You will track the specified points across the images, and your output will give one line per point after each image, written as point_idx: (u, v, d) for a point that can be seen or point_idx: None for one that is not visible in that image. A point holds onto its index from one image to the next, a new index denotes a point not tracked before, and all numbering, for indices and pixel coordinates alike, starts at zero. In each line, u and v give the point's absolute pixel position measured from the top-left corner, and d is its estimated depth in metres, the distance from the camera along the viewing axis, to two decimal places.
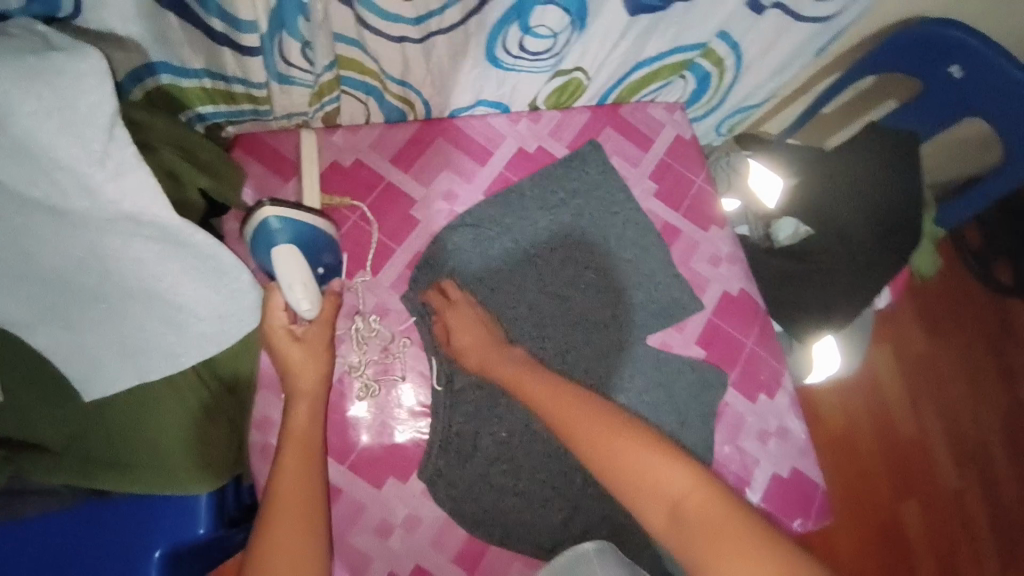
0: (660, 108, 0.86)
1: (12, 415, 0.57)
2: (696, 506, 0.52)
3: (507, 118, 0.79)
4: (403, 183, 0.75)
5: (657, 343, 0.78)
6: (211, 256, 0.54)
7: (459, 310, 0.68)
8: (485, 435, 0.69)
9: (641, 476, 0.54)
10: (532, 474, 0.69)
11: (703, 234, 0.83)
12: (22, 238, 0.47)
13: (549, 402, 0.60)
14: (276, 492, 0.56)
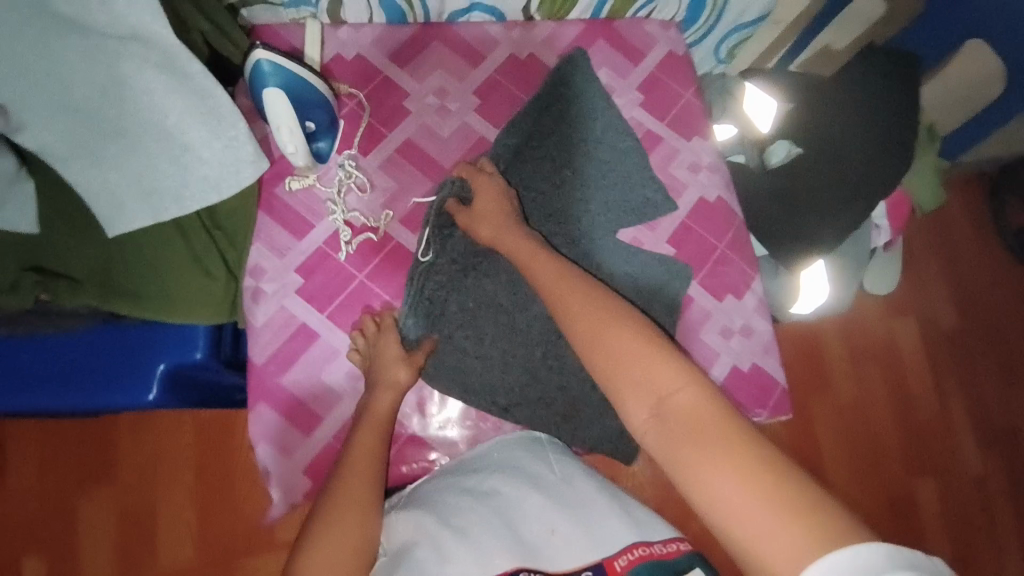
0: (655, 24, 0.88)
1: (47, 246, 0.67)
2: (686, 402, 0.52)
3: (502, 26, 0.84)
4: (398, 78, 0.81)
5: (628, 238, 0.82)
6: (208, 96, 0.63)
7: (485, 196, 0.73)
8: (452, 303, 0.75)
9: (633, 367, 0.54)
10: (501, 342, 0.76)
11: (685, 143, 0.85)
12: (52, 63, 0.55)
13: (555, 293, 0.63)
14: (353, 451, 0.64)
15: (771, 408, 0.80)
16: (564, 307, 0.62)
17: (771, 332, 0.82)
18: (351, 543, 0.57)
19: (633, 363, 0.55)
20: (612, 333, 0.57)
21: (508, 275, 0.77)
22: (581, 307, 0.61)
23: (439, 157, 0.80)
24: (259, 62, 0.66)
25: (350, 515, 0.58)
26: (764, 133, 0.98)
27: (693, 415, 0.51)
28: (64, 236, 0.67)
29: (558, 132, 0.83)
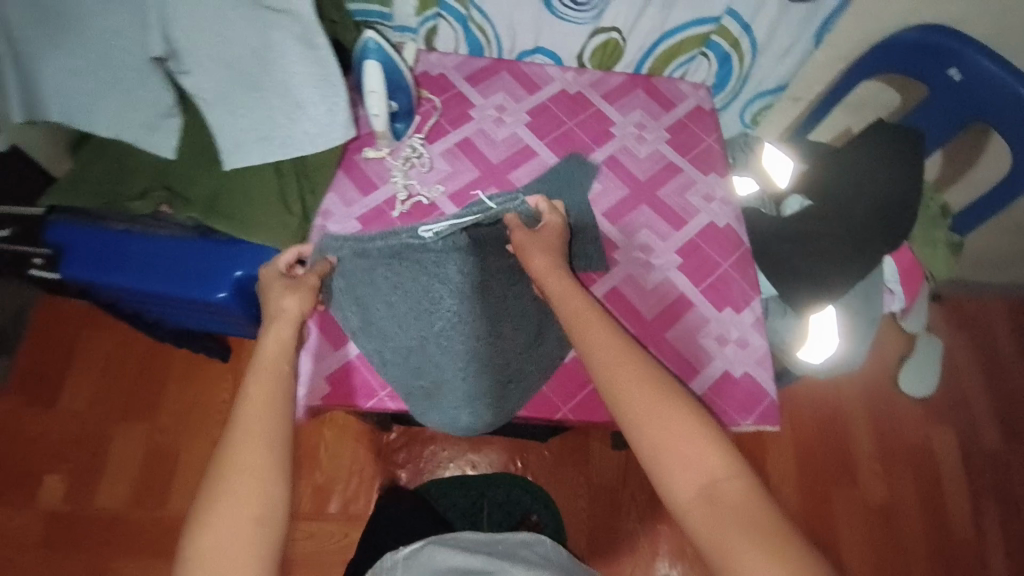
0: (688, 84, 1.04)
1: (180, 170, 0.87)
2: (731, 491, 0.55)
3: (559, 68, 1.03)
4: (468, 93, 1.00)
5: (641, 246, 0.91)
6: (324, 63, 0.82)
7: (548, 231, 0.80)
8: (381, 265, 0.81)
9: (682, 445, 0.58)
10: (422, 305, 0.82)
11: (701, 177, 0.97)
12: (221, 25, 0.76)
13: (605, 355, 0.65)
14: (239, 426, 0.60)
15: (757, 417, 0.81)
16: (616, 390, 0.63)
17: (767, 348, 0.86)
18: (252, 506, 0.55)
19: (686, 446, 0.58)
20: (664, 416, 0.60)
21: (452, 256, 0.81)
22: (636, 387, 0.62)
23: (489, 155, 0.95)
24: (367, 41, 0.84)
25: (251, 484, 0.56)
26: (783, 188, 1.07)
27: (742, 504, 0.54)
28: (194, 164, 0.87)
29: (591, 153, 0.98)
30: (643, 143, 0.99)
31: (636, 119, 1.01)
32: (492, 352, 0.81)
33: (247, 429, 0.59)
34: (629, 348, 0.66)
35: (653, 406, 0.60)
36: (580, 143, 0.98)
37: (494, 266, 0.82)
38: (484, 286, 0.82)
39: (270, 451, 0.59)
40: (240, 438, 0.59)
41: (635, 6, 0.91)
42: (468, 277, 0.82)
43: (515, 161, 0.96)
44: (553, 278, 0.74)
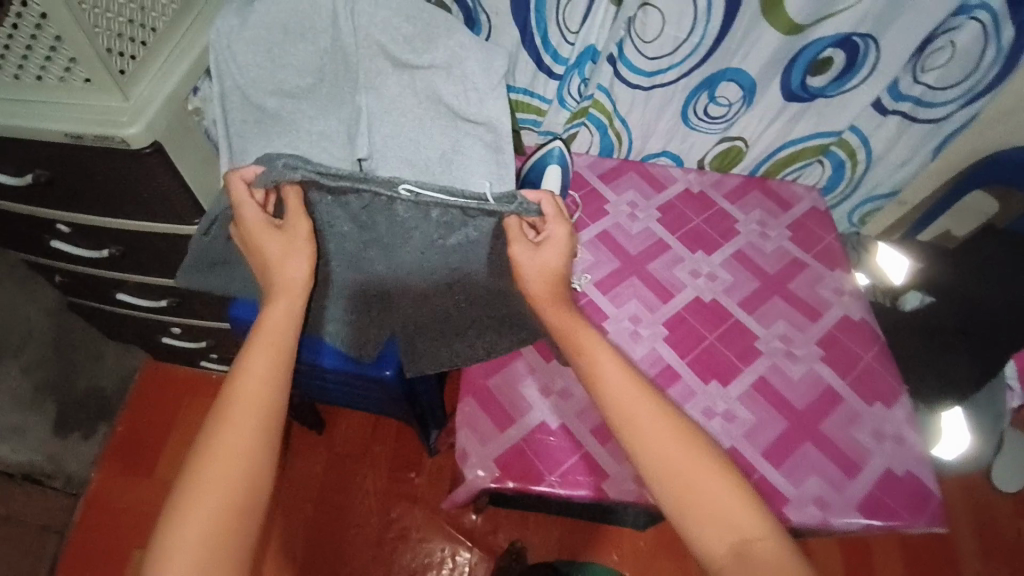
0: (800, 186, 1.12)
1: None
2: (762, 549, 0.52)
3: (681, 168, 1.12)
4: (602, 190, 1.08)
5: (782, 336, 0.92)
6: (504, 166, 0.85)
7: (550, 248, 0.68)
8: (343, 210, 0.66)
9: (710, 497, 0.54)
10: (344, 243, 0.72)
11: (829, 271, 1.01)
12: (417, 132, 0.84)
13: (620, 389, 0.60)
14: (232, 396, 0.58)
15: (930, 518, 0.80)
16: (633, 432, 0.57)
17: (924, 447, 0.86)
18: (234, 486, 0.54)
19: (710, 496, 0.54)
20: (688, 465, 0.56)
21: (409, 225, 0.68)
22: (654, 428, 0.57)
23: (626, 247, 1.01)
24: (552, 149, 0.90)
25: (235, 468, 0.54)
26: (897, 283, 1.10)
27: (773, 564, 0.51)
28: None
29: (721, 248, 1.03)
30: (767, 239, 1.05)
31: (757, 217, 1.07)
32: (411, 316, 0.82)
33: (242, 409, 0.57)
34: (647, 391, 0.60)
35: (674, 449, 0.56)
36: (710, 237, 1.04)
37: (472, 262, 0.73)
38: (435, 268, 0.74)
39: (263, 438, 0.57)
40: (232, 418, 0.56)
41: (766, 120, 1.01)
42: (423, 252, 0.72)
43: (651, 253, 1.01)
44: (552, 309, 0.67)
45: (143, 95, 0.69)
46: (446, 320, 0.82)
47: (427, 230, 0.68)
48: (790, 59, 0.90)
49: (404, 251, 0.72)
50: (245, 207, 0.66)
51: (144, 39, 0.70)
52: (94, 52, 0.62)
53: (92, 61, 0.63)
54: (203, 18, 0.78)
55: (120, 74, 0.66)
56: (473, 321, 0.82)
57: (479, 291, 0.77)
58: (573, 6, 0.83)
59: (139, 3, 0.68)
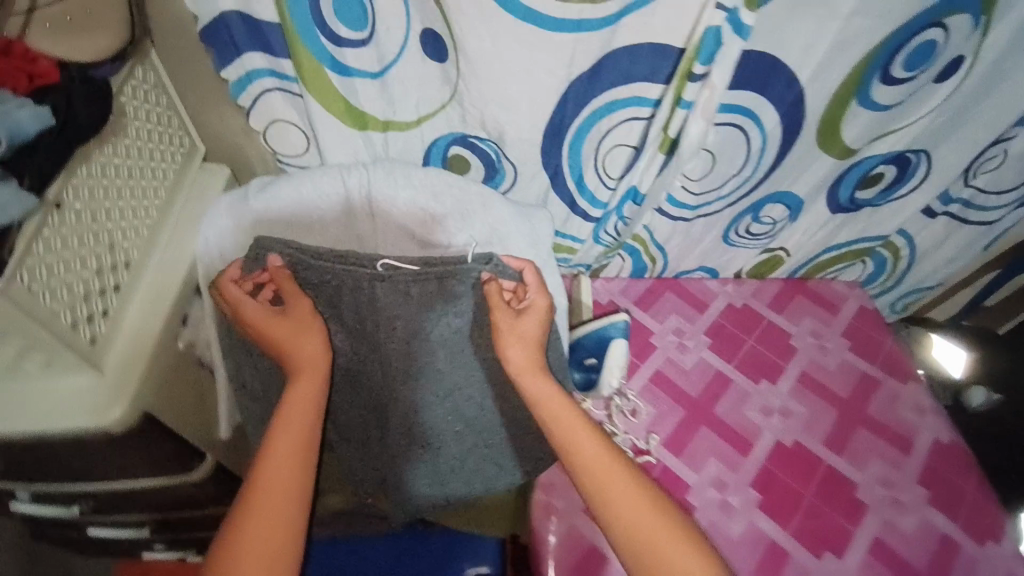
0: (840, 282, 1.05)
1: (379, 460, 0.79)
2: None
3: (718, 281, 1.03)
4: (643, 320, 0.98)
5: (880, 477, 0.85)
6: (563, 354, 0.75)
7: (528, 319, 0.61)
8: (346, 296, 0.62)
9: None
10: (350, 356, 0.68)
11: (902, 385, 0.94)
12: None
13: (593, 468, 0.56)
14: (254, 494, 0.52)
15: None
16: (607, 515, 0.54)
17: None
18: None
19: None
20: (660, 552, 0.52)
21: (394, 312, 0.63)
22: (629, 512, 0.54)
23: (687, 389, 0.90)
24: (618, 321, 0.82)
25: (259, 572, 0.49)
26: (959, 377, 1.04)
27: None
28: None
29: (784, 372, 0.93)
30: (828, 353, 0.96)
31: (810, 326, 1.00)
32: (395, 441, 0.72)
33: (265, 507, 0.51)
34: (626, 469, 0.56)
35: (648, 533, 0.53)
36: (770, 361, 0.94)
37: (467, 362, 0.69)
38: (426, 367, 0.68)
39: (289, 534, 0.51)
40: (253, 518, 0.51)
41: (813, 234, 0.94)
42: (408, 344, 0.66)
43: (715, 392, 0.90)
44: (532, 381, 0.60)
45: (121, 356, 0.54)
46: (439, 440, 0.72)
47: (406, 308, 0.63)
48: (835, 178, 0.83)
49: (393, 346, 0.66)
50: (246, 304, 0.58)
51: (116, 282, 0.54)
52: (60, 335, 0.47)
53: (50, 347, 0.47)
54: (185, 225, 0.64)
55: (91, 343, 0.51)
56: (469, 443, 0.73)
57: (474, 398, 0.71)
58: (615, 153, 0.73)
59: (111, 241, 0.53)
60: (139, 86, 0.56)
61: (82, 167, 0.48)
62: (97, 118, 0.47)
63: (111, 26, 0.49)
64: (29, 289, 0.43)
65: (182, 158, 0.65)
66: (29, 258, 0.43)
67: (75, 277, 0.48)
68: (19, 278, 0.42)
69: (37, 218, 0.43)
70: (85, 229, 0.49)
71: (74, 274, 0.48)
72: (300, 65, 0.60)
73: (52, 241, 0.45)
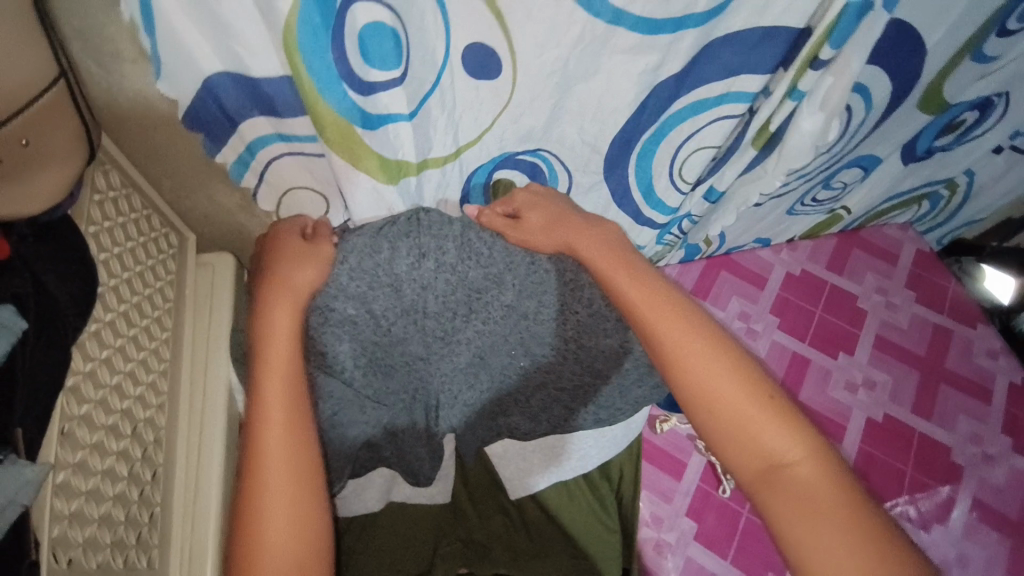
0: (893, 227, 0.99)
1: (460, 525, 0.70)
2: (800, 474, 0.44)
3: (772, 250, 0.94)
4: (704, 309, 0.90)
5: (970, 436, 0.83)
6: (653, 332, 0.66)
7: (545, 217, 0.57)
8: (376, 240, 0.52)
9: (739, 418, 0.46)
10: (376, 308, 0.54)
11: (973, 332, 0.91)
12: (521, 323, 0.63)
13: (643, 303, 0.52)
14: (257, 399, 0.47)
15: None
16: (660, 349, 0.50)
17: None
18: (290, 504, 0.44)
19: (743, 416, 0.46)
20: (714, 386, 0.47)
21: (436, 237, 0.53)
22: (686, 347, 0.49)
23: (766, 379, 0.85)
24: None
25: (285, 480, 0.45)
26: (1007, 304, 1.01)
27: (812, 491, 0.43)
28: (475, 514, 0.70)
29: (859, 341, 0.89)
30: (897, 310, 0.91)
31: (874, 283, 0.94)
32: (459, 390, 0.63)
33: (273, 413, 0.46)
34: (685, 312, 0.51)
35: (701, 363, 0.48)
36: (842, 332, 0.89)
37: (535, 289, 0.58)
38: (483, 299, 0.57)
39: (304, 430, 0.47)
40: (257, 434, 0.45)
41: (878, 189, 0.86)
42: (459, 271, 0.55)
43: (794, 378, 0.86)
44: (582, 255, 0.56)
45: (183, 546, 0.46)
46: (503, 380, 0.63)
47: (455, 229, 0.54)
48: (912, 136, 0.73)
49: (443, 279, 0.54)
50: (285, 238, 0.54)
51: (153, 471, 0.44)
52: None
53: None
54: (201, 352, 0.52)
55: (151, 561, 0.42)
56: (540, 387, 0.65)
57: (545, 339, 0.60)
58: (695, 157, 0.61)
59: (134, 427, 0.42)
60: (104, 199, 0.42)
61: (83, 361, 0.37)
62: (82, 299, 0.36)
63: (66, 151, 0.35)
64: (72, 554, 0.34)
65: (176, 263, 0.52)
66: (60, 521, 0.33)
67: (113, 501, 0.38)
68: (58, 552, 0.33)
69: (54, 472, 0.33)
70: (106, 437, 0.38)
71: (111, 500, 0.38)
72: (323, 128, 0.44)
73: (79, 480, 0.35)
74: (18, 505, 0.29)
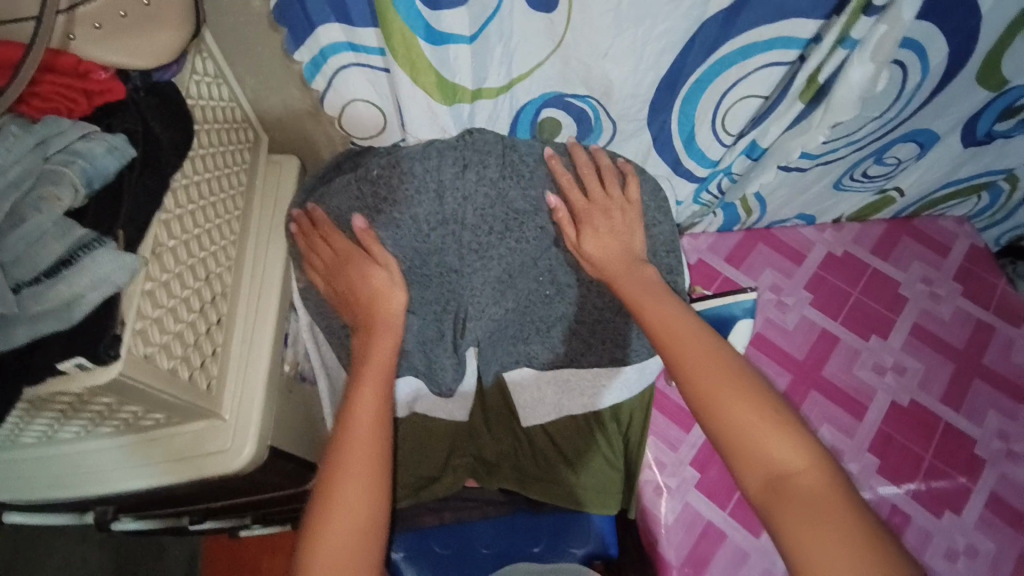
0: (948, 220, 0.96)
1: (471, 441, 0.76)
2: (805, 487, 0.44)
3: (815, 228, 0.93)
4: (735, 278, 0.91)
5: (999, 432, 0.81)
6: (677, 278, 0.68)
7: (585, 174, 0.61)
8: (433, 164, 0.58)
9: (744, 430, 0.46)
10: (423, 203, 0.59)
11: (1019, 331, 0.87)
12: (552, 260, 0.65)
13: (657, 321, 0.54)
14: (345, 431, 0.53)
15: None
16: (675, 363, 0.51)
17: None
18: (358, 516, 0.50)
19: (748, 430, 0.46)
20: (719, 399, 0.47)
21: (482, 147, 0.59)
22: (696, 362, 0.50)
23: (789, 351, 0.85)
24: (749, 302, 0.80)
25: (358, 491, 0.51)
26: None
27: (814, 504, 0.43)
28: (485, 433, 0.76)
29: (894, 326, 0.87)
30: (940, 301, 0.89)
31: (919, 272, 0.91)
32: (485, 305, 0.66)
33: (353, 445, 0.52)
34: (699, 335, 0.52)
35: (709, 377, 0.48)
36: (877, 315, 0.88)
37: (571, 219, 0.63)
38: (520, 221, 0.62)
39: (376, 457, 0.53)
40: (351, 453, 0.52)
41: (935, 171, 0.83)
42: (500, 188, 0.60)
43: (819, 354, 0.85)
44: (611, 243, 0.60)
45: (236, 389, 0.54)
46: (526, 305, 0.68)
47: (498, 147, 0.59)
48: (975, 113, 0.71)
49: (483, 192, 0.60)
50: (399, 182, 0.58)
51: (218, 316, 0.52)
52: (182, 394, 0.45)
53: (182, 407, 0.47)
54: (266, 234, 0.60)
55: (209, 390, 0.50)
56: (562, 318, 0.68)
57: (569, 265, 0.66)
58: (738, 106, 0.62)
59: (207, 274, 0.49)
60: (201, 81, 0.49)
61: (175, 205, 0.43)
62: (178, 143, 0.43)
63: (168, 17, 0.41)
64: (149, 351, 0.40)
65: (249, 156, 0.59)
66: (145, 319, 0.40)
67: (186, 324, 0.46)
68: (139, 343, 0.39)
69: (144, 279, 0.39)
70: (186, 271, 0.45)
71: (184, 322, 0.45)
72: (388, 39, 0.48)
73: (162, 295, 0.42)
74: (113, 286, 0.36)
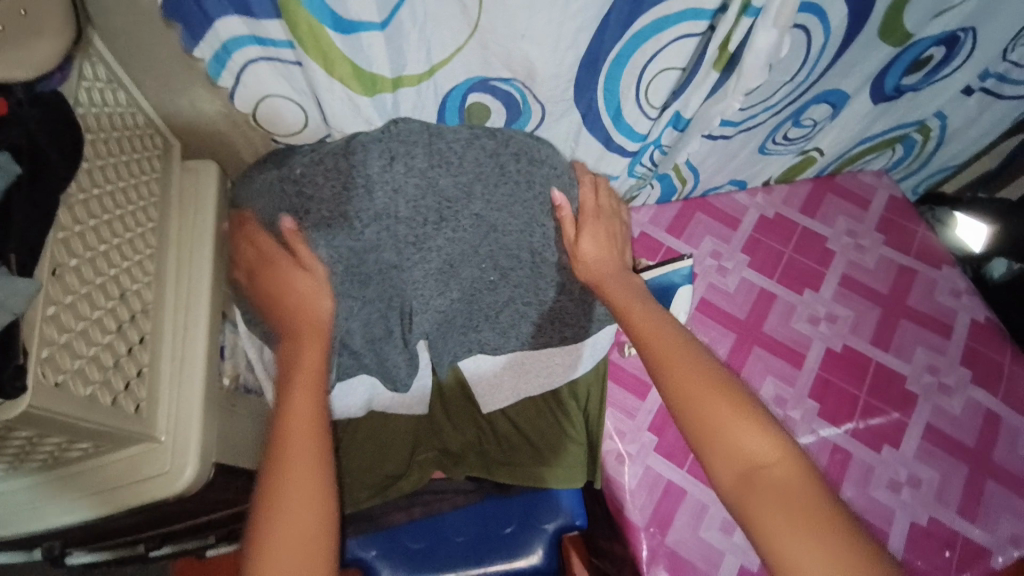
0: (869, 174, 1.02)
1: (433, 433, 0.76)
2: (777, 476, 0.47)
3: (747, 193, 0.98)
4: (677, 247, 0.94)
5: (926, 365, 0.87)
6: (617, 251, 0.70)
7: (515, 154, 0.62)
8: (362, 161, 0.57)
9: (718, 426, 0.49)
10: (355, 203, 0.58)
11: (938, 271, 0.94)
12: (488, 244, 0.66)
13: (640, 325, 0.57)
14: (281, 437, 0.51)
15: None
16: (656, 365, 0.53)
17: None
18: (308, 524, 0.49)
19: (724, 425, 0.49)
20: (697, 397, 0.50)
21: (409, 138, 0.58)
22: (676, 362, 0.53)
23: (732, 312, 0.89)
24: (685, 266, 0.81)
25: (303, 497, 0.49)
26: (978, 251, 1.03)
27: (785, 492, 0.46)
28: (447, 424, 0.75)
29: (825, 278, 0.92)
30: (865, 251, 0.95)
31: (845, 226, 0.97)
32: (431, 297, 0.66)
33: (296, 450, 0.51)
34: (676, 334, 0.55)
35: (686, 377, 0.51)
36: (809, 270, 0.93)
37: (503, 203, 0.63)
38: (454, 208, 0.62)
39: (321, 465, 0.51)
40: (290, 460, 0.50)
41: (850, 129, 0.88)
42: (430, 176, 0.60)
43: (759, 311, 0.89)
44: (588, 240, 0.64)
45: (169, 409, 0.52)
46: (471, 293, 0.68)
47: (425, 136, 0.59)
48: (881, 69, 0.75)
49: (413, 183, 0.59)
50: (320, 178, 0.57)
51: (140, 335, 0.50)
52: (106, 418, 0.43)
53: (109, 433, 0.45)
54: (188, 244, 0.57)
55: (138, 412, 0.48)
56: (507, 301, 0.69)
57: (509, 249, 0.66)
58: (659, 78, 0.63)
59: (122, 291, 0.47)
60: (94, 88, 0.46)
61: (72, 221, 0.41)
62: (71, 155, 0.41)
63: (52, 23, 0.39)
64: (60, 378, 0.39)
65: (161, 164, 0.56)
66: (51, 346, 0.38)
67: (102, 346, 0.44)
68: (47, 372, 0.38)
69: (43, 304, 0.37)
70: (96, 291, 0.43)
71: (99, 345, 0.43)
72: (296, 29, 0.47)
73: (69, 318, 0.40)
74: (9, 313, 0.34)
